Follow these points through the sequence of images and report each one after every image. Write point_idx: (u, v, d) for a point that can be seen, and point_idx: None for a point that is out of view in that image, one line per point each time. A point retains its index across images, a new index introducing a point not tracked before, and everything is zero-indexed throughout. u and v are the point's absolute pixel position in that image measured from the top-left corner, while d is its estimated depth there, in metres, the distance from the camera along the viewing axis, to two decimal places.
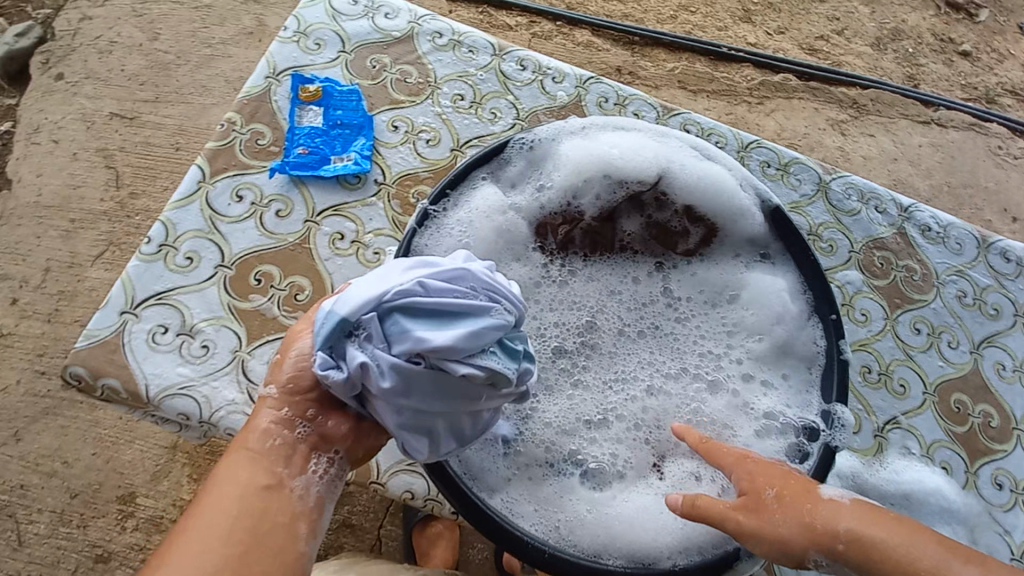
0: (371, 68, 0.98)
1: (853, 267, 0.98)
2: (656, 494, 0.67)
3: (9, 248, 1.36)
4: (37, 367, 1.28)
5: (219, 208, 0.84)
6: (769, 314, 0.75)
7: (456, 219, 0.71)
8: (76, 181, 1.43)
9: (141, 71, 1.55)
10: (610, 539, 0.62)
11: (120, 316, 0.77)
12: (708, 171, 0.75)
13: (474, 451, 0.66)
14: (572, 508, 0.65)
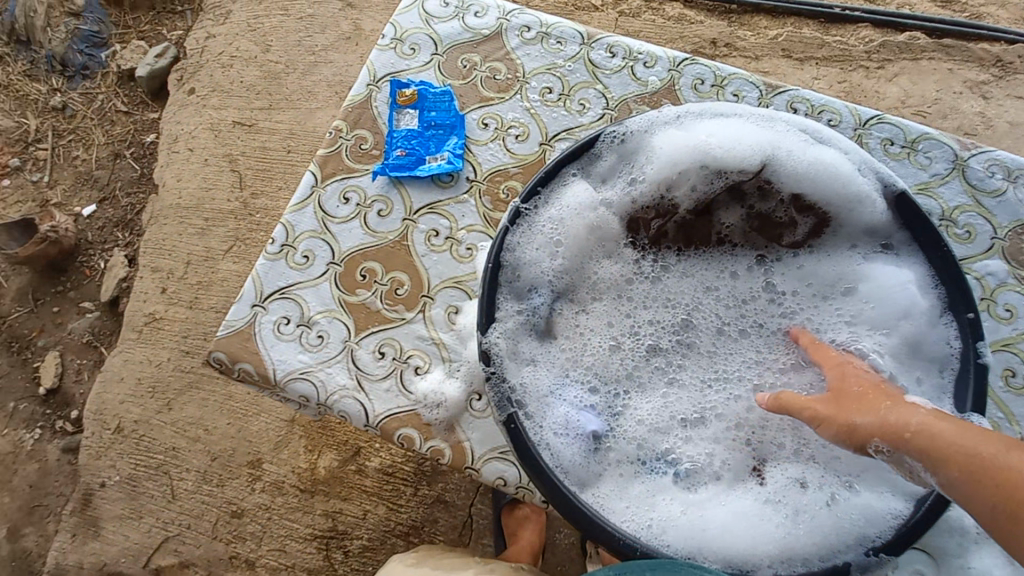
0: (462, 67, 1.01)
1: (996, 256, 0.86)
2: (755, 500, 0.65)
3: (157, 244, 1.58)
4: (183, 347, 1.48)
5: (329, 209, 0.92)
6: (890, 312, 0.69)
7: (547, 217, 0.72)
8: (207, 184, 1.61)
9: (257, 81, 1.71)
10: (705, 544, 0.61)
11: (251, 308, 0.87)
12: (821, 156, 0.69)
13: (562, 445, 0.66)
14: (667, 507, 0.64)
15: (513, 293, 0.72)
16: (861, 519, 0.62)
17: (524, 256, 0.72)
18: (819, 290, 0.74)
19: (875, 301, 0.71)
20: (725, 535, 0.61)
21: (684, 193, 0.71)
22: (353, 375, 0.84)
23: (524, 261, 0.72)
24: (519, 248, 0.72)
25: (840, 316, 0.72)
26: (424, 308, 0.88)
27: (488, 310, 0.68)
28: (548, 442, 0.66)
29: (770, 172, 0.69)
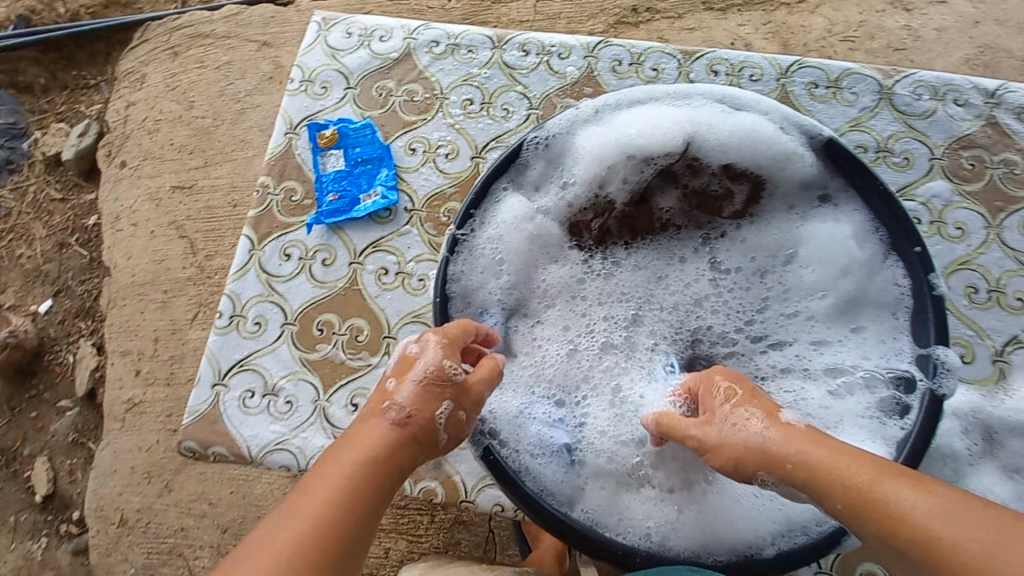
0: (378, 96, 0.97)
1: (938, 177, 0.86)
2: (746, 478, 0.66)
3: (121, 328, 1.43)
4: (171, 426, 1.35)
5: (272, 270, 0.89)
6: (836, 265, 0.71)
7: (486, 238, 0.71)
8: (159, 256, 1.48)
9: (187, 141, 1.59)
10: (710, 539, 0.62)
11: (212, 389, 0.84)
12: (742, 123, 0.69)
13: (542, 466, 0.66)
14: (661, 505, 0.65)
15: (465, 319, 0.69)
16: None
17: (469, 282, 0.70)
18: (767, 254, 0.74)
19: (820, 256, 0.72)
20: (724, 523, 0.63)
21: (617, 186, 0.73)
22: (330, 434, 0.82)
23: (470, 287, 0.70)
24: (464, 276, 0.70)
25: (790, 276, 0.74)
26: (389, 350, 0.85)
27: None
28: (527, 467, 0.65)
29: (695, 150, 0.70)
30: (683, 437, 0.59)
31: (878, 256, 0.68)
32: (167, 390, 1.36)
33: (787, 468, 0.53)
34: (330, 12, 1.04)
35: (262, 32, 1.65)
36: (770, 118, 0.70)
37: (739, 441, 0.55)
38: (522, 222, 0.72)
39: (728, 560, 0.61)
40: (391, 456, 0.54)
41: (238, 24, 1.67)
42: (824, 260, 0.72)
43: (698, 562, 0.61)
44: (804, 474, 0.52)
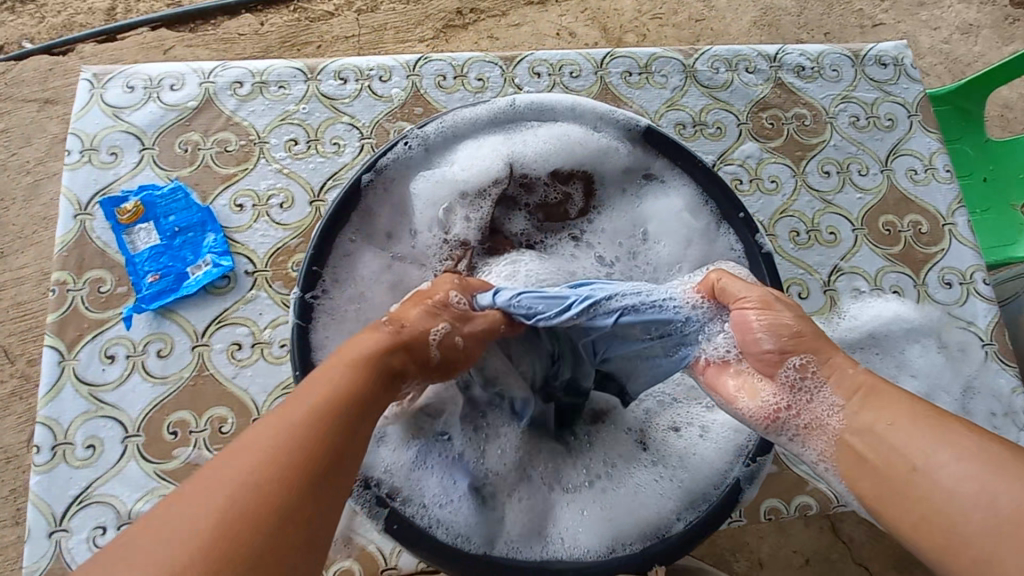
0: (183, 153, 0.86)
1: (748, 140, 0.96)
2: (645, 464, 0.69)
3: None
4: None
5: (94, 378, 0.75)
6: (680, 238, 0.74)
7: (337, 297, 0.67)
8: None
9: None
10: (618, 529, 0.64)
11: (50, 538, 0.70)
12: (559, 134, 0.73)
13: (448, 515, 0.63)
14: (574, 514, 0.66)
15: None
16: (731, 435, 0.68)
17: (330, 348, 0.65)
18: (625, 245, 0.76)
19: (666, 234, 0.75)
20: (633, 513, 0.65)
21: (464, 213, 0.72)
22: None
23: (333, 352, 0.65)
24: (323, 342, 0.64)
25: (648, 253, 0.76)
26: None
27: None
28: (435, 519, 0.62)
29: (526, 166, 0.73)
30: (748, 330, 0.58)
31: (711, 224, 0.73)
32: (18, 530, 1.15)
33: (860, 388, 0.53)
34: (101, 66, 0.89)
35: (40, 90, 1.40)
36: (580, 117, 0.73)
37: (860, 362, 0.55)
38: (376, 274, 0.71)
39: (639, 544, 0.62)
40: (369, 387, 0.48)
41: (4, 84, 1.40)
42: (671, 238, 0.75)
43: (612, 554, 0.62)
44: (888, 402, 0.51)
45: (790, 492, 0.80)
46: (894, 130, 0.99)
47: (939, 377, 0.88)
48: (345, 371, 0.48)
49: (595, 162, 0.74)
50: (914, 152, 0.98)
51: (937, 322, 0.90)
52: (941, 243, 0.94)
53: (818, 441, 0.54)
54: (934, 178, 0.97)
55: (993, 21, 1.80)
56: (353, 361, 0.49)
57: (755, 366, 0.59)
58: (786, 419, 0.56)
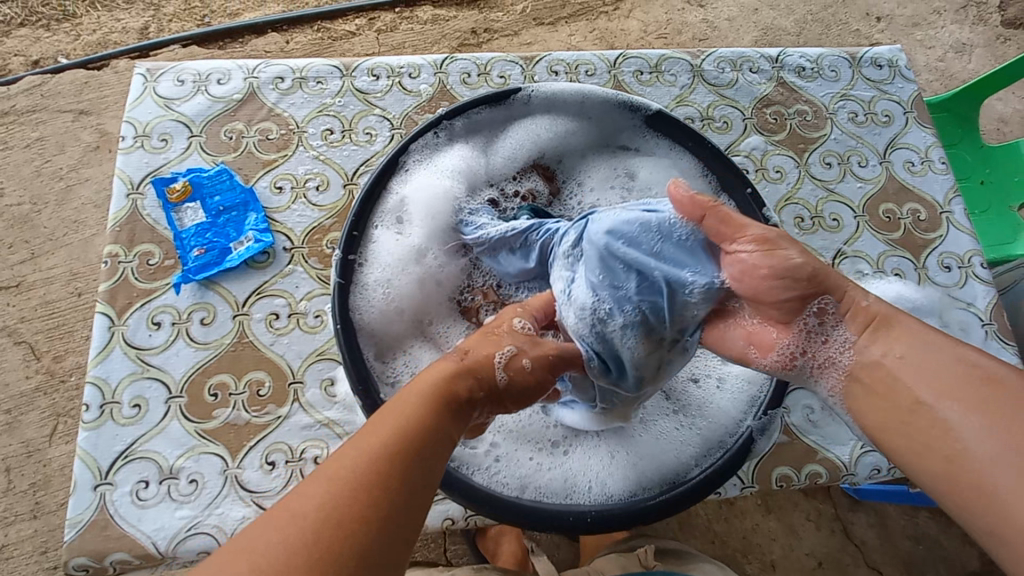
0: (228, 140, 0.92)
1: (753, 134, 1.02)
2: (668, 413, 0.74)
3: None
4: (46, 563, 1.16)
5: (141, 343, 0.80)
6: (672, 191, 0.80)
7: (375, 264, 0.72)
8: None
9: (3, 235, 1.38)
10: (640, 475, 0.68)
11: (95, 491, 0.73)
12: (568, 126, 0.82)
13: (479, 465, 0.68)
14: (603, 465, 0.70)
15: (374, 350, 0.71)
16: (747, 386, 0.72)
17: (369, 310, 0.72)
18: (620, 191, 0.82)
19: None
20: (654, 462, 0.69)
21: (480, 195, 0.81)
22: (248, 501, 0.75)
23: (372, 315, 0.71)
24: (364, 304, 0.71)
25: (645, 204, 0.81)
26: (297, 395, 0.80)
27: (365, 385, 0.65)
28: (476, 464, 0.68)
29: (533, 159, 0.83)
30: (753, 275, 0.61)
31: (710, 187, 0.79)
32: (36, 522, 1.19)
33: (872, 321, 0.58)
34: (153, 62, 0.97)
35: (75, 101, 1.48)
36: (591, 101, 0.80)
37: (869, 296, 0.60)
38: (409, 253, 0.74)
39: (659, 488, 0.67)
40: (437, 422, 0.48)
41: (44, 96, 1.49)
42: (662, 187, 0.80)
43: (635, 496, 0.67)
44: (897, 334, 0.57)
45: (800, 461, 0.83)
46: (890, 126, 1.05)
47: None
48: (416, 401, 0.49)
49: (593, 154, 0.84)
50: (910, 145, 1.04)
51: (937, 303, 0.94)
52: (939, 230, 0.99)
53: (829, 379, 0.61)
54: (930, 170, 1.03)
55: (985, 41, 1.88)
56: (416, 391, 0.50)
57: (771, 316, 0.62)
58: (803, 362, 0.62)
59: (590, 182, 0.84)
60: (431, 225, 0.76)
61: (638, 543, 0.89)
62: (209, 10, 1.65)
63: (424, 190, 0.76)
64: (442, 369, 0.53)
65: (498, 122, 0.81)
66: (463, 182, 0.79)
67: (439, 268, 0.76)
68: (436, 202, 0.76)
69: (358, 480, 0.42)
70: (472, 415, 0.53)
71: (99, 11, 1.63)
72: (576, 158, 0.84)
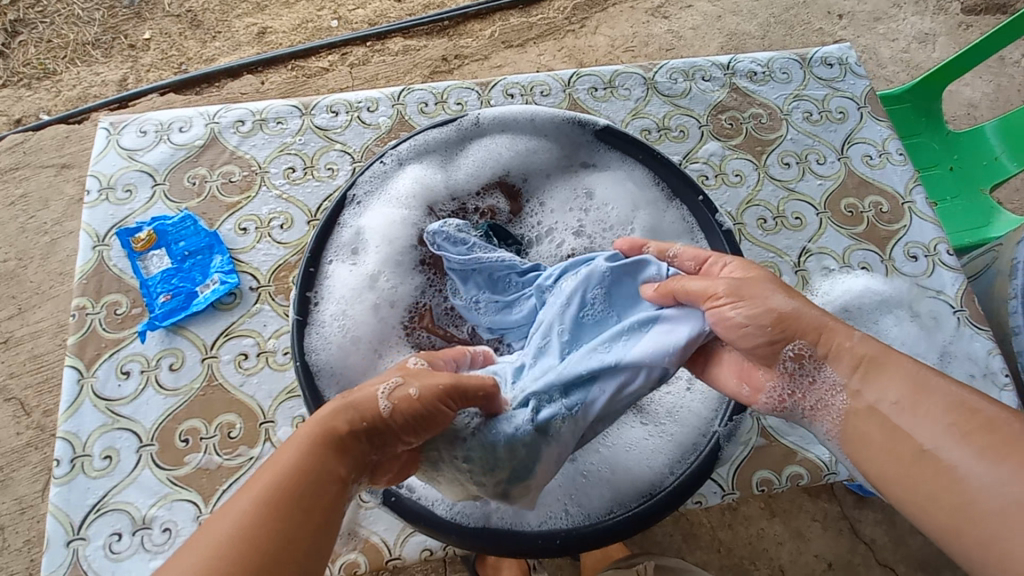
0: (191, 185, 0.94)
1: (710, 140, 1.03)
2: (637, 423, 0.73)
3: None
4: None
5: (110, 394, 0.80)
6: (628, 204, 0.81)
7: (336, 295, 0.72)
8: None
9: None
10: (617, 491, 0.67)
11: (68, 547, 0.73)
12: (526, 143, 0.83)
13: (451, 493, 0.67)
14: (576, 481, 0.69)
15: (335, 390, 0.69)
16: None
17: (328, 350, 0.70)
18: (578, 212, 0.82)
19: (626, 215, 0.81)
20: (629, 473, 0.69)
21: (440, 213, 0.80)
22: None
23: (333, 355, 0.70)
24: (322, 344, 0.69)
25: (601, 221, 0.82)
26: (269, 435, 0.80)
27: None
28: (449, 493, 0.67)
29: (495, 178, 0.83)
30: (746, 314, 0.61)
31: (663, 197, 0.80)
32: None
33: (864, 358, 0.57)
34: (116, 115, 0.99)
35: (57, 156, 1.51)
36: (542, 120, 0.82)
37: (855, 335, 0.59)
38: (364, 286, 0.73)
39: (636, 502, 0.66)
40: (327, 454, 0.52)
41: (25, 153, 1.51)
42: (618, 202, 0.81)
43: (611, 514, 0.66)
44: (890, 374, 0.55)
45: (780, 463, 0.83)
46: (845, 122, 1.06)
47: (915, 346, 0.91)
48: (294, 456, 0.51)
49: (554, 171, 0.84)
50: (866, 139, 1.05)
51: (907, 294, 0.94)
52: (902, 220, 0.99)
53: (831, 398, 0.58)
54: (889, 162, 1.04)
55: (947, 29, 1.92)
56: (301, 436, 0.53)
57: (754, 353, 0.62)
58: (793, 404, 0.62)
59: (549, 202, 0.84)
60: (387, 249, 0.76)
61: (638, 558, 0.88)
62: (185, 58, 1.68)
63: (379, 217, 0.76)
64: (317, 415, 0.54)
65: (453, 144, 0.82)
66: (422, 204, 0.79)
67: (395, 295, 0.75)
68: (389, 228, 0.76)
69: (223, 553, 0.44)
70: (357, 447, 0.54)
71: (78, 66, 1.67)
72: (538, 178, 0.84)
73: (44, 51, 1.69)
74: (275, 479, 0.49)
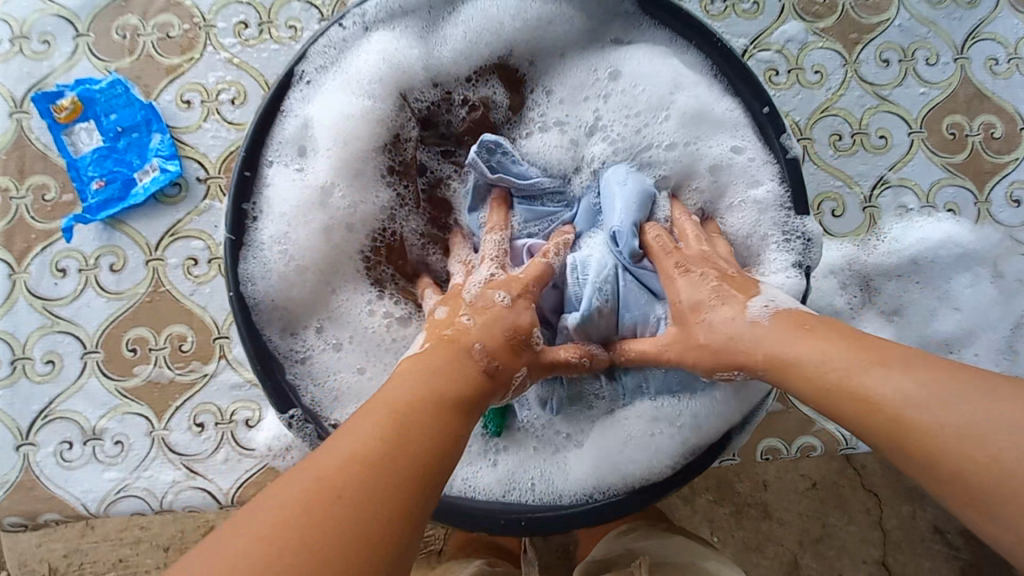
0: (122, 40, 0.75)
1: (790, 19, 0.78)
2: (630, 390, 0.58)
3: None
4: None
5: (47, 293, 0.71)
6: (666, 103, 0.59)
7: (278, 209, 0.57)
8: None
9: None
10: (599, 469, 0.55)
11: (17, 452, 0.69)
12: (539, 10, 0.60)
13: None
14: (556, 459, 0.57)
15: (278, 327, 0.58)
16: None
17: (270, 279, 0.57)
18: (597, 103, 0.62)
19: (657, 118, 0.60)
20: (616, 462, 0.55)
21: (417, 103, 0.62)
22: (178, 464, 0.70)
23: (276, 286, 0.57)
24: (259, 272, 0.56)
25: (625, 123, 0.61)
26: (224, 352, 0.71)
27: (266, 364, 0.54)
28: None
29: (493, 59, 0.62)
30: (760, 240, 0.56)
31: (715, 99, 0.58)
32: None
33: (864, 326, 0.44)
34: None
35: None
36: None
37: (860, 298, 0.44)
38: (315, 198, 0.59)
39: (621, 485, 0.54)
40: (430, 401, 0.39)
41: None
42: (654, 88, 0.59)
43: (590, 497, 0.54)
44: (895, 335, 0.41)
45: (793, 432, 0.73)
46: (977, 7, 0.79)
47: (986, 314, 0.75)
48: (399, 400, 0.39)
49: (573, 52, 0.62)
50: (998, 35, 0.78)
51: (994, 248, 0.76)
52: (1015, 152, 0.77)
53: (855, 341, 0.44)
54: (1019, 70, 0.78)
55: None
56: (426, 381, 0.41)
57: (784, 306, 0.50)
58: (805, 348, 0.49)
59: (562, 87, 0.63)
60: (343, 151, 0.60)
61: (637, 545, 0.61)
62: None
63: (336, 108, 0.58)
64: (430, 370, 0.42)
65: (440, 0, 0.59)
66: (393, 91, 0.61)
67: (355, 213, 0.61)
68: (348, 125, 0.59)
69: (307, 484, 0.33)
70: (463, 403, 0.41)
71: None
72: (550, 58, 0.63)
73: None
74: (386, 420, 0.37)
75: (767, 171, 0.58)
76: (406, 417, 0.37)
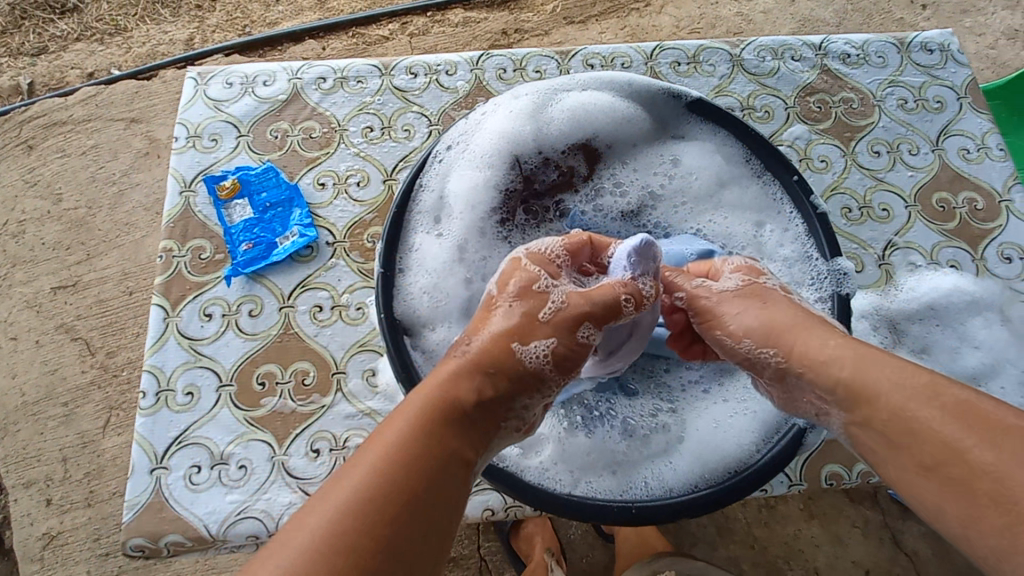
0: (273, 138, 0.95)
1: (796, 123, 0.99)
2: (716, 401, 0.75)
3: (18, 456, 1.17)
4: (101, 549, 1.12)
5: (194, 334, 0.83)
6: (713, 178, 0.80)
7: (421, 254, 0.74)
8: (52, 366, 1.23)
9: (62, 237, 1.33)
10: (702, 465, 0.69)
11: (151, 474, 0.76)
12: (621, 112, 0.80)
13: (532, 469, 0.68)
14: (663, 453, 0.71)
15: (413, 340, 0.71)
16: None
17: (413, 301, 0.72)
18: (661, 177, 0.82)
19: (695, 191, 0.81)
20: (721, 447, 0.70)
21: (525, 165, 0.79)
22: (295, 487, 0.76)
23: (418, 309, 0.72)
24: (406, 294, 0.72)
25: (678, 193, 0.82)
26: (341, 385, 0.82)
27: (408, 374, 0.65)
28: (528, 466, 0.68)
29: (581, 139, 0.81)
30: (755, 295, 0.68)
31: (752, 173, 0.78)
32: (91, 512, 1.14)
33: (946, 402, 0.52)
34: (204, 66, 1.00)
35: (127, 110, 1.42)
36: (634, 86, 0.80)
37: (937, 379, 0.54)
38: (450, 255, 0.75)
39: (722, 478, 0.67)
40: (432, 432, 0.52)
41: (98, 106, 1.43)
42: (704, 173, 0.80)
43: (697, 489, 0.66)
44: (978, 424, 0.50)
45: (851, 459, 0.81)
46: (943, 112, 1.01)
47: (1004, 351, 0.87)
48: (409, 427, 0.51)
49: (641, 143, 0.82)
50: (964, 132, 0.99)
51: (998, 296, 0.90)
52: (998, 220, 0.94)
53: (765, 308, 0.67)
54: (987, 158, 0.98)
55: None
56: (414, 414, 0.52)
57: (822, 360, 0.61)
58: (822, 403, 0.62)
59: (631, 168, 0.82)
60: (471, 213, 0.77)
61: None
62: (250, 20, 1.57)
63: (463, 178, 0.76)
64: (436, 388, 0.55)
65: (544, 100, 0.80)
66: (507, 160, 0.78)
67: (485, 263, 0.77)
68: (473, 190, 0.77)
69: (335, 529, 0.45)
70: (474, 421, 0.55)
71: (148, 23, 1.57)
72: (625, 147, 0.82)
73: (117, 7, 1.59)
74: (391, 453, 0.49)
75: (795, 237, 0.76)
76: (392, 452, 0.49)
